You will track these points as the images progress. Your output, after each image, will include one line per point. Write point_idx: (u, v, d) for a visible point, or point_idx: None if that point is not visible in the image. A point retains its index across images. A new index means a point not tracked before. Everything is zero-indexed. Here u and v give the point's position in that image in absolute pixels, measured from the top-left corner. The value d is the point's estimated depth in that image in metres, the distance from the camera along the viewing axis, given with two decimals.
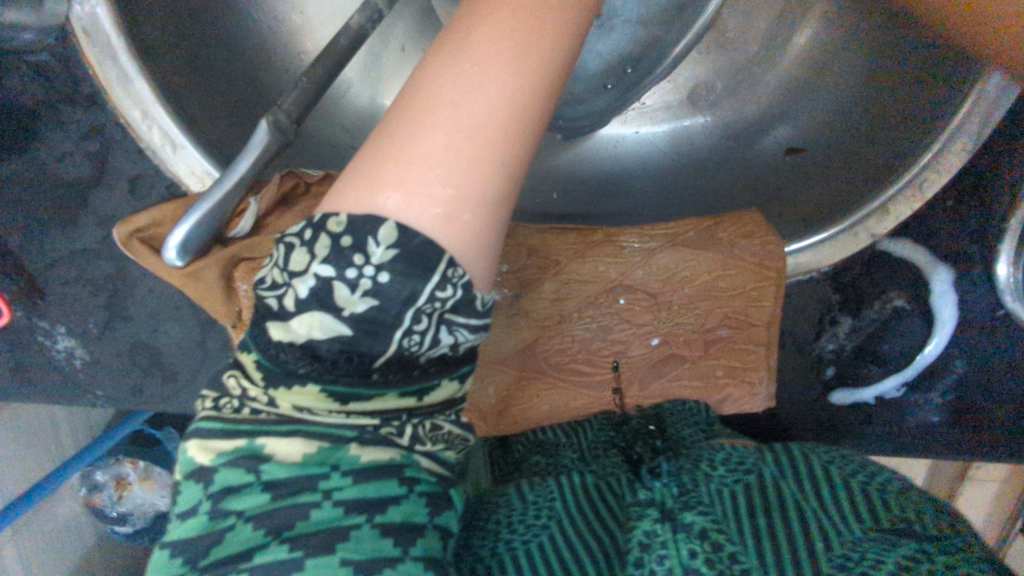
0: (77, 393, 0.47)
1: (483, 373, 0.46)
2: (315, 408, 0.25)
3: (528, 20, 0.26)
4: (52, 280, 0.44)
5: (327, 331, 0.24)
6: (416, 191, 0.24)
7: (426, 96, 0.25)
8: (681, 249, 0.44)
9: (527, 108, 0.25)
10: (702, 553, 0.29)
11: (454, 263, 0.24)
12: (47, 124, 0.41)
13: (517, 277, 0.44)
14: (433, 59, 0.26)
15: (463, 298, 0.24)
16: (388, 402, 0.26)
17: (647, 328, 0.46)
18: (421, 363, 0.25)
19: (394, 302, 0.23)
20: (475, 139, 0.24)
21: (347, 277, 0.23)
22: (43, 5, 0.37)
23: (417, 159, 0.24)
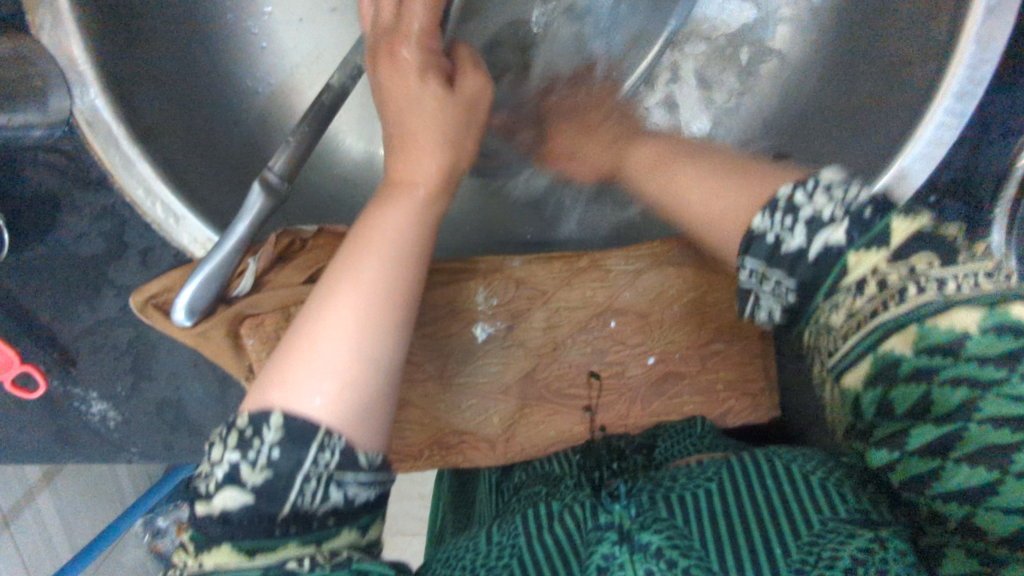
0: (113, 452, 0.50)
1: (484, 404, 0.47)
2: (228, 563, 0.26)
3: (381, 240, 0.33)
4: (82, 350, 0.47)
5: (235, 503, 0.27)
6: (296, 397, 0.28)
7: (305, 330, 0.30)
8: (667, 267, 0.45)
9: (388, 317, 0.31)
10: (659, 571, 0.30)
11: (329, 430, 0.28)
12: (64, 208, 0.44)
13: (508, 309, 0.46)
14: (322, 287, 0.31)
15: (345, 457, 0.28)
16: (294, 550, 0.27)
17: (642, 348, 0.46)
18: (316, 517, 0.28)
19: (284, 465, 0.27)
20: (349, 367, 0.29)
21: (247, 456, 0.27)
22: (48, 102, 0.39)
23: (299, 377, 0.28)
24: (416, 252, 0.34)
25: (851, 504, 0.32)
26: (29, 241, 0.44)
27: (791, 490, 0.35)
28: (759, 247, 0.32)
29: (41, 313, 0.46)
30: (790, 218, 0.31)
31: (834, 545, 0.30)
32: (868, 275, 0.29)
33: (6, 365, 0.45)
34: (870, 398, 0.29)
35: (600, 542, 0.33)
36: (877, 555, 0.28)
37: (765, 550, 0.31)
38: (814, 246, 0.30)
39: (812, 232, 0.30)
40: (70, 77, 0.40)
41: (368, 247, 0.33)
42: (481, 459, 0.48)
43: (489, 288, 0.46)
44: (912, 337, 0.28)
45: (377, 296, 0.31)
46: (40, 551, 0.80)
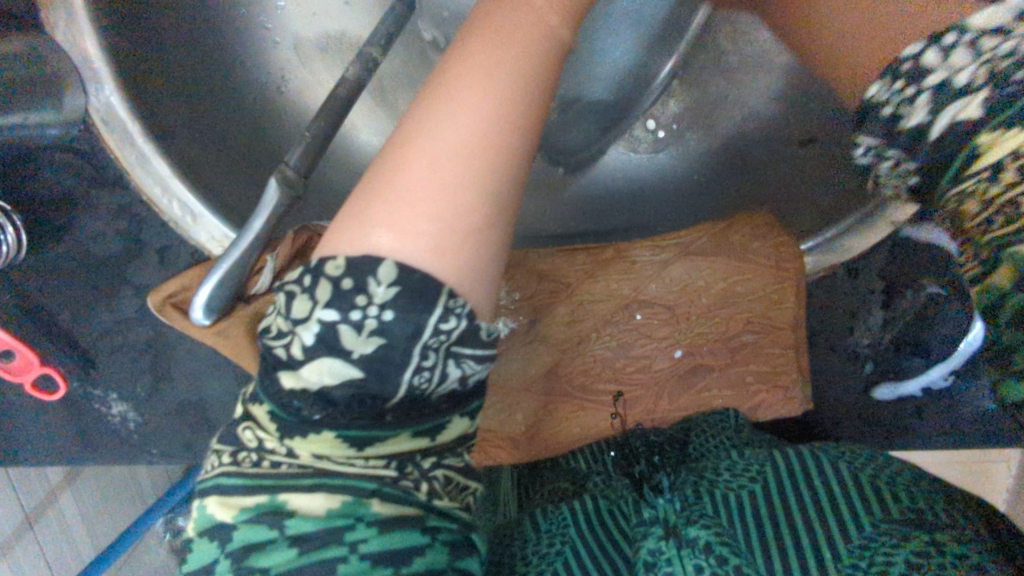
0: (133, 453, 0.50)
1: (507, 400, 0.46)
2: (335, 452, 0.26)
3: (492, 54, 0.28)
4: (102, 351, 0.47)
5: (336, 377, 0.25)
6: (405, 229, 0.25)
7: (393, 166, 0.27)
8: (693, 257, 0.44)
9: (503, 160, 0.27)
10: (708, 567, 0.30)
11: (453, 293, 0.25)
12: (81, 207, 0.44)
13: (529, 304, 0.45)
14: (420, 112, 0.28)
15: (468, 329, 0.26)
16: (403, 445, 0.26)
17: (669, 341, 0.45)
18: (434, 397, 0.26)
19: (400, 339, 0.25)
20: (461, 201, 0.26)
21: (352, 319, 0.24)
22: (64, 104, 0.40)
23: (397, 205, 0.26)
24: (529, 91, 0.28)
25: (906, 504, 0.31)
26: (46, 241, 0.44)
27: (839, 485, 0.34)
28: (874, 123, 0.30)
29: (60, 314, 0.46)
30: (913, 87, 0.28)
31: (888, 548, 0.30)
32: (986, 175, 0.25)
33: (27, 367, 0.45)
34: (996, 339, 0.25)
35: (646, 536, 0.33)
36: (936, 559, 0.28)
37: (815, 551, 0.31)
38: (936, 127, 0.27)
39: (939, 103, 0.27)
40: (85, 76, 0.40)
41: (478, 81, 0.27)
42: (505, 457, 0.47)
43: (511, 283, 0.45)
44: (1010, 267, 0.24)
45: (488, 142, 0.27)
46: (62, 551, 0.80)
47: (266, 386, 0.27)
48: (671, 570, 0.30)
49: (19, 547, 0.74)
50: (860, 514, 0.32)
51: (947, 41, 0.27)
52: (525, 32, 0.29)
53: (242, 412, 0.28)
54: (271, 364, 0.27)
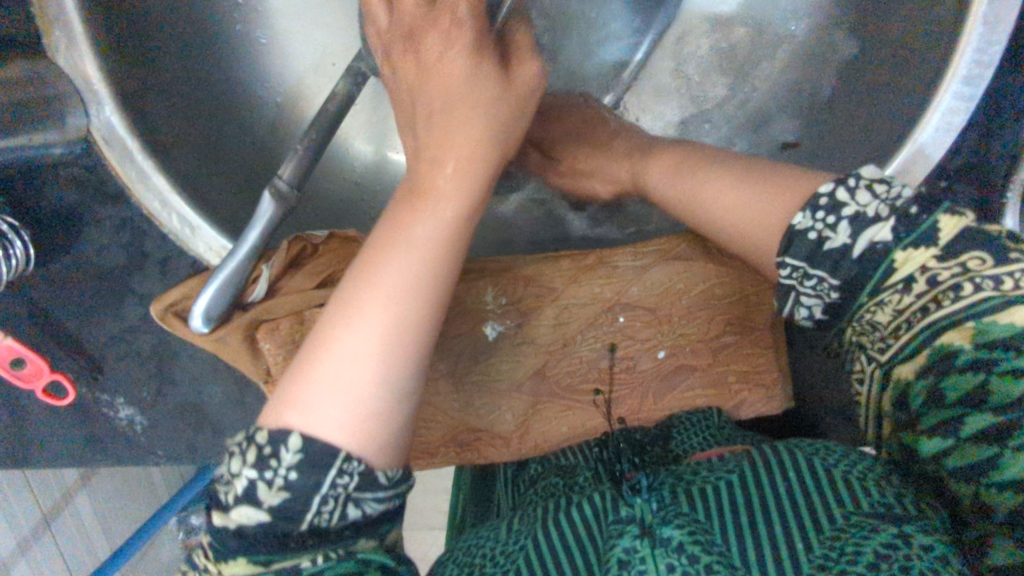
0: (141, 455, 0.52)
1: (497, 401, 0.48)
2: (247, 572, 0.26)
3: (413, 249, 0.31)
4: (109, 358, 0.49)
5: (255, 519, 0.26)
6: (315, 409, 0.27)
7: (317, 345, 0.28)
8: (674, 262, 0.45)
9: (408, 337, 0.29)
10: (680, 566, 0.29)
11: (350, 457, 0.27)
12: (86, 221, 0.46)
13: (516, 308, 0.47)
14: (343, 308, 0.29)
15: (365, 476, 0.27)
16: (310, 563, 0.26)
17: (652, 343, 0.46)
18: (334, 530, 0.27)
19: (303, 490, 0.26)
20: (369, 387, 0.28)
21: (265, 477, 0.26)
22: (66, 124, 0.42)
23: (318, 392, 0.27)
24: (451, 245, 0.32)
25: (876, 497, 0.30)
26: (54, 255, 0.46)
27: (814, 478, 0.33)
28: (799, 246, 0.31)
29: (68, 323, 0.48)
30: (833, 215, 0.30)
31: (858, 536, 0.29)
32: (916, 273, 0.28)
33: (37, 373, 0.47)
34: (919, 385, 0.28)
35: (621, 535, 0.32)
36: (901, 549, 0.27)
37: (787, 538, 0.31)
38: (859, 244, 0.29)
39: (857, 230, 0.29)
40: (85, 97, 0.41)
41: (395, 266, 0.30)
42: (497, 454, 0.48)
43: (498, 288, 0.46)
44: (969, 332, 0.26)
45: (397, 326, 0.29)
46: (79, 549, 0.83)
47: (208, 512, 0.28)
48: (644, 569, 0.30)
49: (37, 546, 0.77)
50: (832, 504, 0.31)
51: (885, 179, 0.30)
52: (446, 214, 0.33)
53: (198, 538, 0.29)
54: (213, 501, 0.28)
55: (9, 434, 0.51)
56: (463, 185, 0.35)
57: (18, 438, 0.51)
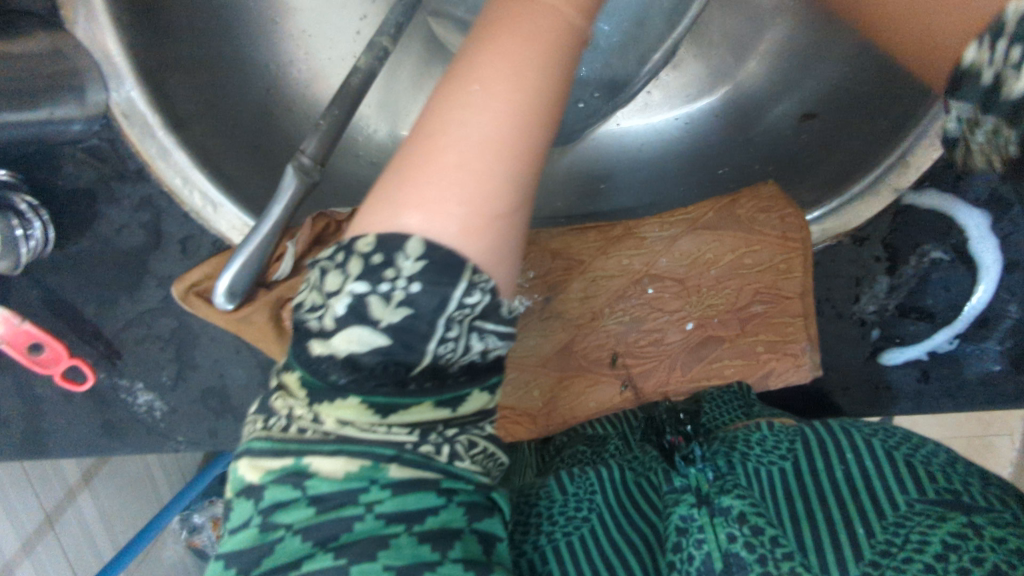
0: (160, 441, 0.51)
1: (524, 376, 0.47)
2: (360, 421, 0.27)
3: (518, 37, 0.30)
4: (128, 342, 0.48)
5: (361, 345, 0.26)
6: (436, 211, 0.27)
7: (428, 149, 0.28)
8: (701, 232, 0.46)
9: (523, 137, 0.29)
10: (742, 537, 0.32)
11: (477, 269, 0.27)
12: (104, 202, 0.45)
13: (544, 281, 0.47)
14: (453, 85, 0.29)
15: (490, 302, 0.27)
16: (427, 412, 0.27)
17: (680, 314, 0.46)
18: (453, 371, 0.27)
19: (426, 309, 0.26)
20: (489, 216, 0.27)
21: (381, 291, 0.26)
22: (86, 98, 0.41)
23: (434, 182, 0.27)
24: (561, 60, 0.30)
25: (941, 484, 0.34)
26: (71, 237, 0.45)
27: (875, 467, 0.35)
28: None
29: (87, 307, 0.47)
30: None
31: (923, 528, 0.32)
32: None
33: (55, 358, 0.47)
34: None
35: (677, 503, 0.35)
36: (970, 541, 0.31)
37: (849, 525, 0.34)
38: None
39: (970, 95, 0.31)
40: (105, 70, 0.41)
41: (500, 67, 0.29)
42: (523, 433, 0.47)
43: (526, 262, 0.46)
44: None
45: (515, 111, 0.29)
46: (84, 550, 0.82)
47: (296, 354, 0.28)
48: (704, 539, 0.32)
49: (40, 546, 0.76)
50: (894, 492, 0.34)
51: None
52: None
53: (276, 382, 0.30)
54: (303, 330, 0.28)
55: (25, 422, 0.50)
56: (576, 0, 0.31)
57: (35, 426, 0.50)
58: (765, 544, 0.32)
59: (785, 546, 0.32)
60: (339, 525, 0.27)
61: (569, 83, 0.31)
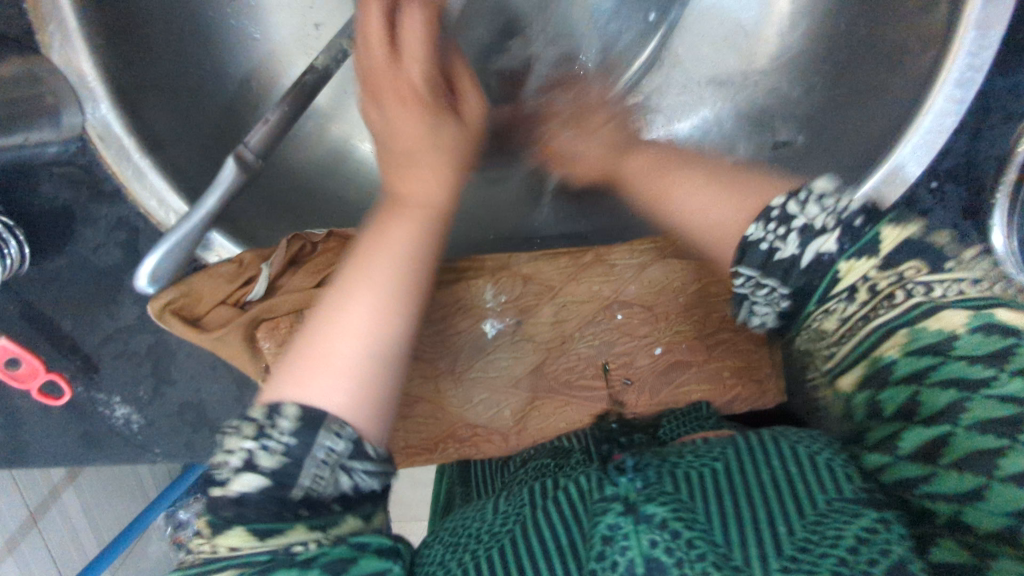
0: (136, 452, 0.51)
1: (496, 398, 0.48)
2: (244, 545, 0.28)
3: (372, 277, 0.35)
4: (105, 356, 0.48)
5: (253, 485, 0.28)
6: (319, 392, 0.30)
7: (307, 352, 0.32)
8: (670, 260, 0.46)
9: (393, 368, 0.33)
10: (663, 542, 0.30)
11: (341, 421, 0.30)
12: (80, 220, 0.45)
13: (516, 305, 0.47)
14: (325, 307, 0.34)
15: (354, 446, 0.30)
16: (303, 532, 0.29)
17: (649, 339, 0.47)
18: (327, 504, 0.29)
19: (297, 454, 0.29)
20: (365, 403, 0.31)
21: (265, 443, 0.29)
22: (61, 122, 0.42)
23: (314, 377, 0.31)
24: (411, 291, 0.36)
25: (857, 484, 0.32)
26: (48, 256, 0.45)
27: (798, 470, 0.34)
28: (753, 256, 0.37)
29: (64, 323, 0.47)
30: (783, 229, 0.36)
31: (839, 524, 0.30)
32: (861, 282, 0.35)
33: (33, 373, 0.47)
34: (913, 436, 0.33)
35: (605, 512, 0.32)
36: (880, 535, 0.29)
37: (770, 526, 0.31)
38: (806, 253, 0.35)
39: (805, 240, 0.35)
40: (81, 94, 0.41)
41: (362, 312, 0.33)
42: (493, 450, 0.49)
43: (497, 286, 0.47)
44: (902, 342, 0.35)
45: (389, 324, 0.34)
46: (67, 547, 0.83)
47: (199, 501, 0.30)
48: (628, 545, 0.30)
49: (23, 544, 0.77)
50: (814, 491, 0.32)
51: (832, 193, 0.36)
52: (397, 242, 0.37)
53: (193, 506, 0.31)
54: (206, 479, 0.30)
55: (5, 433, 0.50)
56: (408, 240, 0.38)
57: (14, 437, 0.50)
58: (684, 548, 0.29)
59: (702, 548, 0.30)
60: None
61: (423, 316, 0.37)
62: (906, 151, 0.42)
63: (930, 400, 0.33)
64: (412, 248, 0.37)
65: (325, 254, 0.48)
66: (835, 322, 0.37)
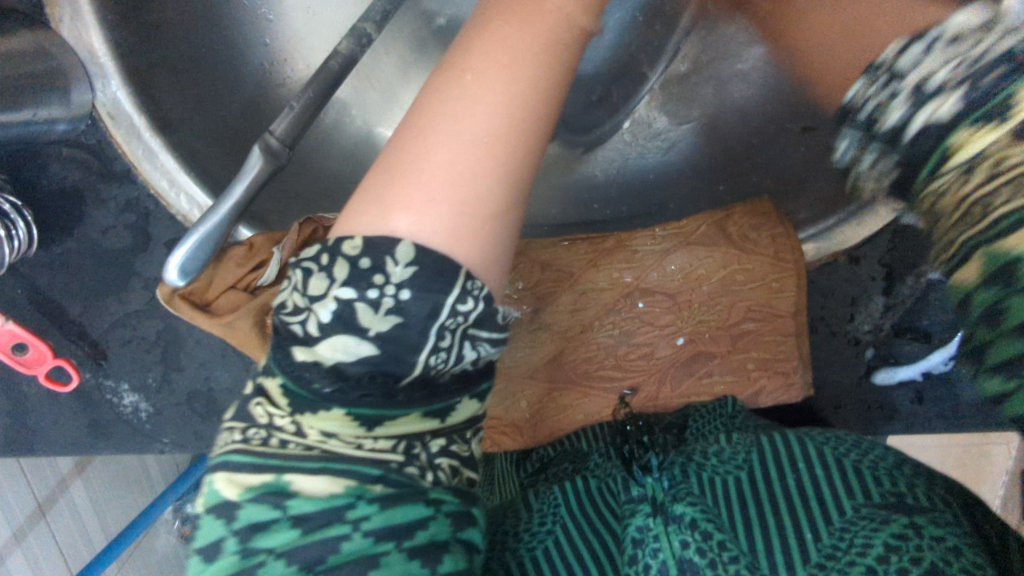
0: (145, 442, 0.50)
1: (511, 388, 0.47)
2: (343, 432, 0.24)
3: (494, 50, 0.27)
4: (113, 341, 0.48)
5: (353, 354, 0.24)
6: (422, 210, 0.24)
7: (406, 159, 0.25)
8: (695, 246, 0.44)
9: (527, 141, 0.26)
10: (695, 543, 0.31)
11: (471, 275, 0.24)
12: (90, 204, 0.45)
13: (533, 293, 0.46)
14: (438, 90, 0.27)
15: (486, 309, 0.25)
16: (412, 424, 0.24)
17: (671, 328, 0.46)
18: (446, 380, 0.25)
19: (417, 317, 0.23)
20: (476, 227, 0.25)
21: (370, 297, 0.23)
22: (70, 100, 0.41)
23: (415, 188, 0.25)
24: (552, 66, 0.27)
25: (887, 488, 0.32)
26: (56, 238, 0.45)
27: (825, 472, 0.34)
28: (857, 121, 0.29)
29: (72, 306, 0.46)
30: (887, 85, 0.28)
31: (866, 532, 0.30)
32: None
33: (41, 359, 0.46)
34: None
35: (633, 514, 0.33)
36: (911, 542, 0.29)
37: (796, 533, 0.32)
38: (911, 121, 0.26)
39: (915, 104, 0.26)
40: (91, 70, 0.41)
41: (484, 78, 0.26)
42: (509, 442, 0.48)
43: (516, 273, 0.45)
44: None
45: (523, 103, 0.26)
46: (74, 541, 0.82)
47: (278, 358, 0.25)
48: (659, 547, 0.31)
49: (31, 535, 0.77)
50: (842, 497, 0.33)
51: None
52: None
53: (252, 386, 0.26)
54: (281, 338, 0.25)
55: (10, 421, 0.50)
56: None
57: (20, 426, 0.50)
58: (715, 550, 0.31)
59: (733, 550, 0.31)
60: (324, 551, 0.23)
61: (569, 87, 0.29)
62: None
63: None
64: (558, 1, 0.29)
65: None
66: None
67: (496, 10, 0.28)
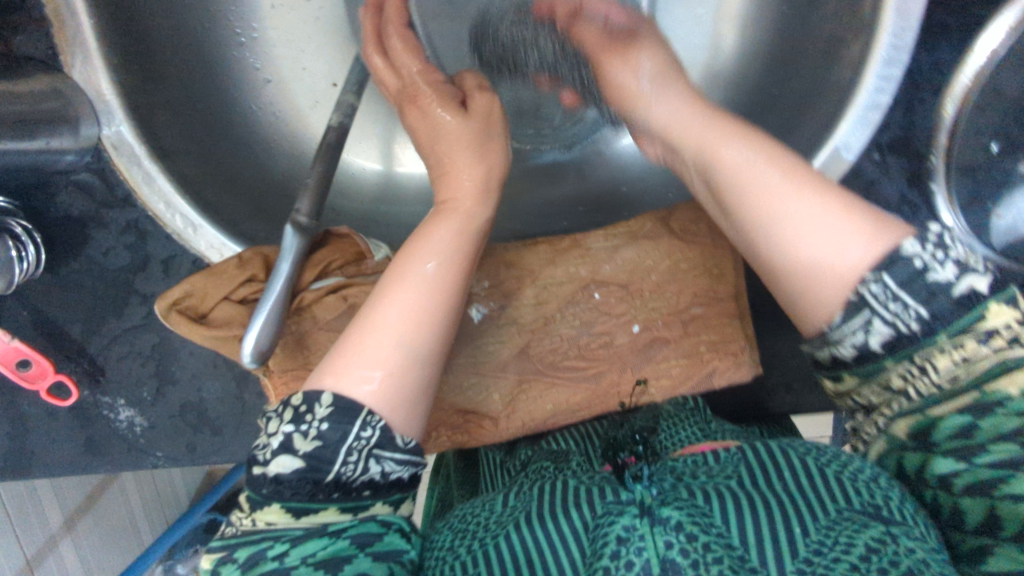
0: (139, 457, 0.53)
1: (484, 381, 0.50)
2: (280, 519, 0.33)
3: (424, 260, 0.40)
4: (110, 357, 0.51)
5: (289, 467, 0.33)
6: (356, 373, 0.35)
7: (346, 344, 0.36)
8: (642, 241, 0.50)
9: (428, 330, 0.38)
10: (679, 543, 0.31)
11: (372, 411, 0.34)
12: (93, 227, 0.49)
13: (498, 290, 0.50)
14: (375, 297, 0.38)
15: (382, 434, 0.34)
16: (333, 512, 0.33)
17: (626, 317, 0.50)
18: (356, 486, 0.34)
19: (332, 439, 0.33)
20: (394, 385, 0.35)
21: (300, 429, 0.33)
22: (81, 132, 0.45)
23: (357, 359, 0.35)
24: (462, 279, 0.41)
25: (865, 497, 0.33)
26: (63, 259, 0.49)
27: (809, 483, 0.34)
28: (901, 267, 0.31)
29: (73, 325, 0.50)
30: (941, 251, 0.31)
31: (850, 533, 0.31)
32: (1001, 328, 0.30)
33: (42, 373, 0.49)
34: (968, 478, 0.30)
35: (621, 514, 0.34)
36: (891, 545, 0.30)
37: (784, 528, 0.32)
38: (959, 284, 0.31)
39: (963, 270, 0.31)
40: (100, 108, 0.46)
41: (408, 286, 0.38)
42: (486, 435, 0.51)
43: (481, 272, 0.50)
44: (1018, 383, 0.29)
45: (436, 306, 0.38)
46: None
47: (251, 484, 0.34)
48: (643, 546, 0.32)
49: None
50: (825, 499, 0.33)
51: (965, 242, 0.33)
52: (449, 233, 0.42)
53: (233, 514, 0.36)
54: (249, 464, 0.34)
55: (10, 443, 0.52)
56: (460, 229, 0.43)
57: (19, 446, 0.52)
58: (700, 551, 0.31)
59: (717, 550, 0.31)
60: None
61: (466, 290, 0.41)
62: (850, 125, 0.45)
63: (945, 424, 0.31)
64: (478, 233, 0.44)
65: (327, 252, 0.50)
66: (880, 391, 0.34)
67: (421, 238, 0.41)
